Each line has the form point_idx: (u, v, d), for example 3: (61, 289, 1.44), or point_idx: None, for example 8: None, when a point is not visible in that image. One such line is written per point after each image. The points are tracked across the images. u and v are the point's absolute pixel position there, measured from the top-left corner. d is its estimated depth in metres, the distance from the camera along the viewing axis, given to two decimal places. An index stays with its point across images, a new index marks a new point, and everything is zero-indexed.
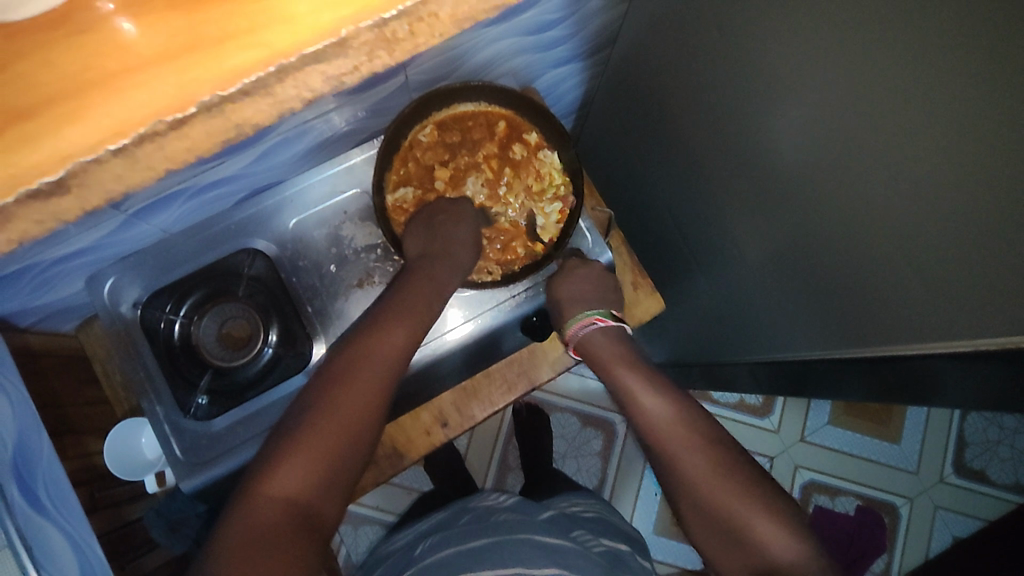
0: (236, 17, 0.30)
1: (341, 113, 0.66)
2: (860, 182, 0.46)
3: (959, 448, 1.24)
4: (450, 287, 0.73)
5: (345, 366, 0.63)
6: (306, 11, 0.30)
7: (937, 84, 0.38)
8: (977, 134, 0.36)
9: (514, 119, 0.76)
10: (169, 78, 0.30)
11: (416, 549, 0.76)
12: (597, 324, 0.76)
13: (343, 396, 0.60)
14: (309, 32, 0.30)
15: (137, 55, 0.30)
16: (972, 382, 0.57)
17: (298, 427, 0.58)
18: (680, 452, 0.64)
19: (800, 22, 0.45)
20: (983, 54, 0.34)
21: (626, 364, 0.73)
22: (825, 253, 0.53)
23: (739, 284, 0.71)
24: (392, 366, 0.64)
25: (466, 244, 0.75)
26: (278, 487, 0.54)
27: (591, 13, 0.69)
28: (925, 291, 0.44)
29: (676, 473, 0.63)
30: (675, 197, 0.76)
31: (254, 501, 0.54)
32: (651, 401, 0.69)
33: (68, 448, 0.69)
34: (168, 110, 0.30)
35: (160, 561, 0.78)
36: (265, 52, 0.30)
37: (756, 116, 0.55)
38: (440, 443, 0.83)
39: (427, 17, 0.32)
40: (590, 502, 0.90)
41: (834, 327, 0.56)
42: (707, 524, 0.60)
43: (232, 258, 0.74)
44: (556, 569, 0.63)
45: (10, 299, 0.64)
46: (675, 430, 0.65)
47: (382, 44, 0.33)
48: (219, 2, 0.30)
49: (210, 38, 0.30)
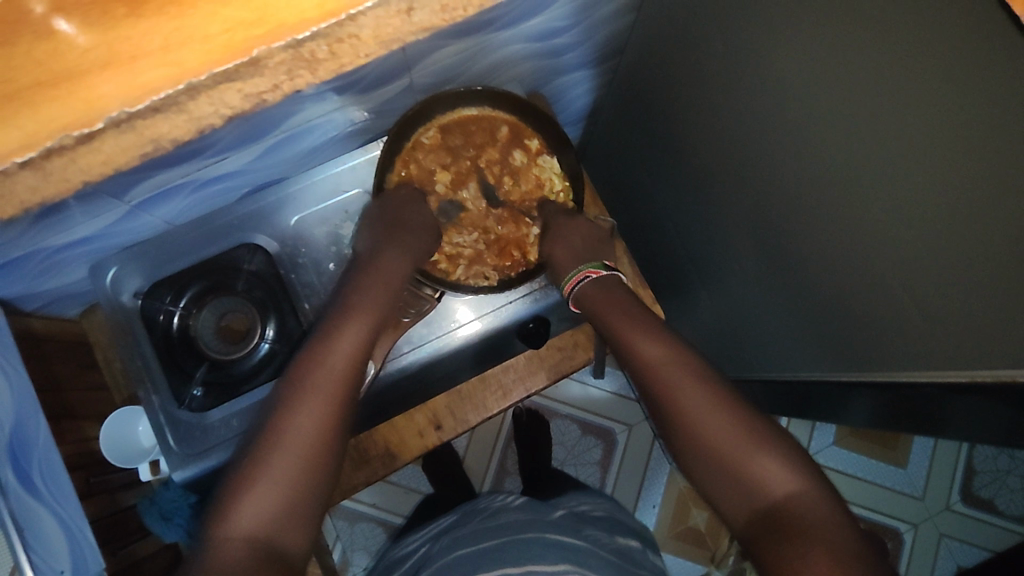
0: (151, 34, 0.33)
1: (350, 111, 0.66)
2: (863, 204, 0.45)
3: (968, 477, 1.21)
4: (400, 264, 0.72)
5: (295, 388, 0.61)
6: (218, 32, 0.33)
7: (946, 92, 0.36)
8: (981, 146, 0.36)
9: (517, 125, 0.77)
10: (104, 88, 0.33)
11: (431, 551, 0.75)
12: (588, 278, 0.74)
13: (292, 417, 0.58)
14: (221, 52, 0.34)
15: (90, 65, 0.33)
16: (975, 414, 0.56)
17: (247, 461, 0.56)
18: (681, 390, 0.60)
19: (808, 37, 0.44)
20: (995, 60, 0.33)
21: (621, 320, 0.68)
22: (826, 272, 0.52)
23: (738, 299, 0.70)
24: (345, 377, 0.63)
25: (425, 228, 0.74)
26: (236, 524, 0.51)
27: (603, 19, 0.68)
28: (925, 323, 0.43)
29: (678, 414, 0.60)
30: (679, 208, 0.75)
31: (216, 544, 0.51)
32: (652, 346, 0.65)
33: (66, 433, 0.70)
34: (76, 126, 0.33)
35: (150, 549, 0.80)
36: (176, 69, 0.33)
37: (763, 131, 0.53)
38: (433, 445, 0.82)
39: (345, 38, 0.36)
40: (597, 500, 0.88)
41: (836, 352, 0.55)
42: (713, 467, 0.57)
43: (233, 252, 0.75)
44: (569, 565, 0.63)
45: (15, 283, 0.64)
46: (671, 368, 0.62)
47: (303, 64, 0.36)
48: (137, 19, 0.33)
49: (155, 47, 0.33)
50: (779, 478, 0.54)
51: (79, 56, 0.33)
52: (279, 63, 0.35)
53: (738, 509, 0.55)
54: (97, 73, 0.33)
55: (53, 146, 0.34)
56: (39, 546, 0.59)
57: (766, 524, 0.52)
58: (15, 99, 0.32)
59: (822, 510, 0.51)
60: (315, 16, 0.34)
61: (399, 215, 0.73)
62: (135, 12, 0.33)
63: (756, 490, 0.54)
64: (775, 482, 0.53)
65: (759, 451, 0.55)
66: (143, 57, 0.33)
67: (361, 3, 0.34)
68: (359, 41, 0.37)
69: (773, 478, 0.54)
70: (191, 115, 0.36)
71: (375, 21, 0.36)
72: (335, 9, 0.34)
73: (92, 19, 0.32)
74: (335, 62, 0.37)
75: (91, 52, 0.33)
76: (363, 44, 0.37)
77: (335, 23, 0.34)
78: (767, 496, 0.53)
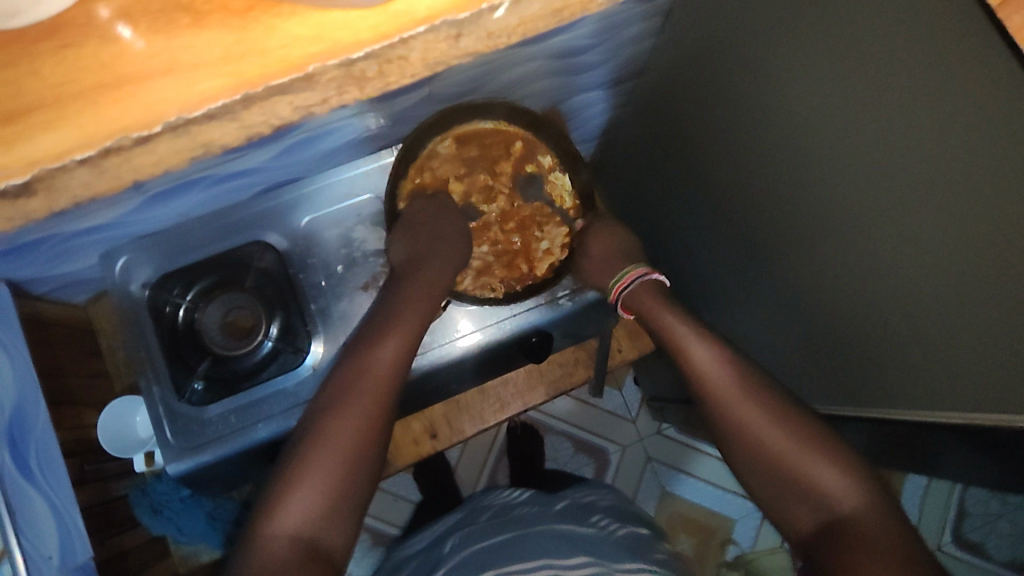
0: (212, 44, 0.33)
1: (370, 117, 0.67)
2: (870, 240, 0.45)
3: (958, 519, 1.19)
4: (444, 283, 0.76)
5: (341, 389, 0.65)
6: (276, 47, 0.34)
7: (960, 140, 0.37)
8: (986, 192, 0.36)
9: (530, 140, 0.78)
10: (160, 91, 0.34)
11: (441, 549, 0.74)
12: (635, 279, 0.75)
13: (335, 421, 0.63)
14: (275, 66, 0.34)
15: (117, 63, 0.33)
16: (973, 462, 0.55)
17: (293, 459, 0.61)
18: (733, 405, 0.63)
19: (826, 72, 0.45)
20: (1004, 113, 0.34)
21: (674, 315, 0.70)
22: (831, 307, 0.52)
23: (743, 326, 0.70)
24: (389, 379, 0.66)
25: (446, 237, 0.77)
26: (282, 523, 0.57)
27: (625, 41, 0.69)
28: (928, 364, 0.44)
29: (734, 427, 0.63)
30: (688, 233, 0.76)
31: (263, 538, 0.57)
32: (703, 354, 0.66)
33: (65, 419, 0.70)
34: (138, 127, 0.34)
35: (139, 540, 0.80)
36: (235, 80, 0.34)
37: (777, 163, 0.53)
38: (427, 454, 0.88)
39: (394, 60, 0.35)
40: (602, 490, 0.85)
41: (839, 383, 0.55)
42: (773, 479, 0.60)
43: (244, 248, 0.76)
44: (586, 557, 0.64)
45: (27, 267, 0.65)
46: (724, 378, 0.64)
47: (352, 81, 0.36)
48: (198, 30, 0.33)
49: (217, 57, 0.34)
50: (839, 490, 0.56)
51: (141, 61, 0.33)
52: (330, 80, 0.35)
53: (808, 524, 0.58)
54: (155, 77, 0.33)
55: (110, 145, 0.34)
56: (28, 528, 0.58)
57: (828, 532, 0.55)
58: (67, 105, 0.33)
59: (885, 526, 0.53)
60: (368, 38, 0.34)
61: (433, 225, 0.77)
62: (197, 24, 0.33)
63: (827, 505, 0.56)
64: (836, 494, 0.56)
65: (819, 462, 0.58)
66: (203, 67, 0.34)
67: (416, 27, 0.34)
68: (407, 63, 0.36)
69: (838, 495, 0.56)
70: (242, 123, 0.36)
71: (425, 45, 0.35)
72: (390, 31, 0.34)
73: (158, 25, 0.33)
74: (382, 81, 0.38)
75: (150, 58, 0.33)
76: (410, 65, 0.37)
77: (387, 45, 0.34)
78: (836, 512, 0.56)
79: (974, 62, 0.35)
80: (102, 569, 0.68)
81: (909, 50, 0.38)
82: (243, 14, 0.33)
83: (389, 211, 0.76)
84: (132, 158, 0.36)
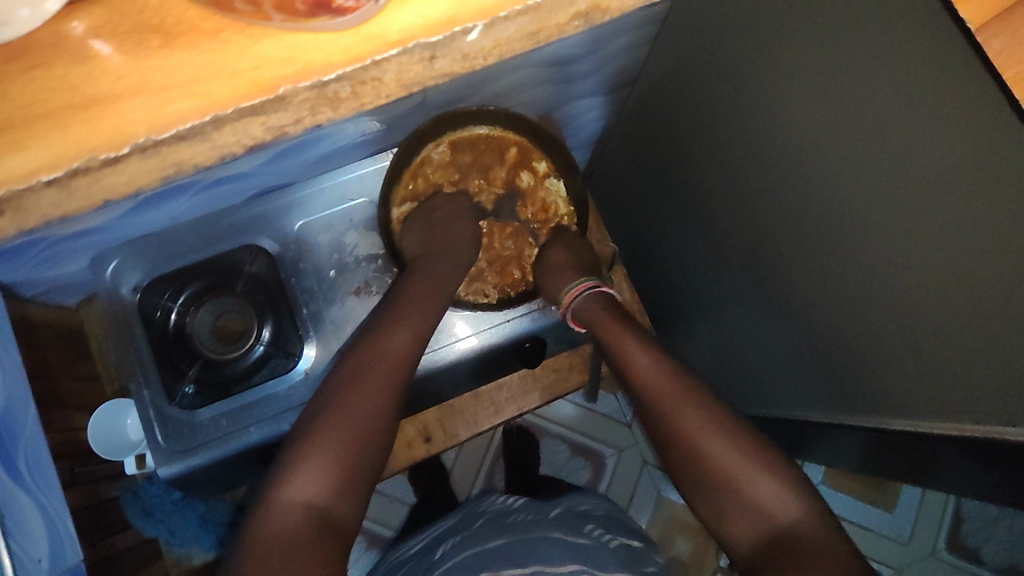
0: (182, 67, 0.33)
1: (363, 122, 0.66)
2: (861, 250, 0.45)
3: (955, 525, 1.18)
4: (440, 285, 0.75)
5: (357, 368, 0.66)
6: (247, 67, 0.33)
7: (949, 151, 0.37)
8: (978, 201, 0.36)
9: (525, 147, 0.78)
10: (136, 104, 0.33)
11: (433, 554, 0.73)
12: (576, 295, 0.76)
13: (351, 398, 0.64)
14: (247, 87, 0.33)
15: (99, 70, 0.33)
16: (966, 472, 0.54)
17: (311, 429, 0.62)
18: (677, 414, 0.64)
19: (814, 84, 0.45)
20: (999, 126, 0.33)
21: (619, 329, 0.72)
22: (826, 318, 0.52)
23: (734, 334, 0.70)
24: (400, 364, 0.67)
25: (464, 241, 0.79)
26: (296, 492, 0.58)
27: (616, 51, 0.69)
28: (921, 374, 0.43)
29: (719, 439, 0.62)
30: (681, 239, 0.75)
31: (278, 505, 0.58)
32: (644, 362, 0.68)
33: (54, 421, 0.70)
34: (105, 149, 0.33)
35: (129, 541, 0.80)
36: (204, 101, 0.33)
37: (767, 174, 0.53)
38: (421, 457, 0.88)
39: (369, 81, 0.35)
40: (597, 500, 0.85)
41: (830, 392, 0.55)
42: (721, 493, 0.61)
43: (235, 253, 0.76)
44: (578, 566, 0.64)
45: (16, 270, 0.65)
46: (664, 385, 0.66)
47: (327, 103, 0.36)
48: (168, 51, 0.33)
49: (184, 78, 0.33)
50: (781, 502, 0.58)
51: (112, 81, 0.32)
52: (303, 101, 0.34)
53: (748, 535, 0.58)
54: (125, 97, 0.33)
55: (78, 166, 0.33)
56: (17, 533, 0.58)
57: (775, 542, 0.56)
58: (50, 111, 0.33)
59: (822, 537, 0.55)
60: (339, 60, 0.33)
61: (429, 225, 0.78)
62: (168, 46, 0.33)
63: (770, 517, 0.57)
64: (776, 502, 0.58)
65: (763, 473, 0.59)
66: (172, 89, 0.33)
67: (387, 50, 0.34)
68: (382, 84, 0.36)
69: (778, 505, 0.57)
70: (214, 144, 0.35)
71: (399, 66, 0.35)
72: (363, 55, 0.34)
73: (128, 47, 0.32)
74: (355, 102, 0.37)
75: (122, 78, 0.32)
76: (384, 86, 0.36)
77: (360, 68, 0.34)
78: (780, 524, 0.57)
79: (961, 73, 0.35)
80: (92, 569, 0.68)
81: (909, 60, 0.37)
82: (214, 35, 0.33)
83: (383, 220, 0.78)
84: (101, 179, 0.34)
